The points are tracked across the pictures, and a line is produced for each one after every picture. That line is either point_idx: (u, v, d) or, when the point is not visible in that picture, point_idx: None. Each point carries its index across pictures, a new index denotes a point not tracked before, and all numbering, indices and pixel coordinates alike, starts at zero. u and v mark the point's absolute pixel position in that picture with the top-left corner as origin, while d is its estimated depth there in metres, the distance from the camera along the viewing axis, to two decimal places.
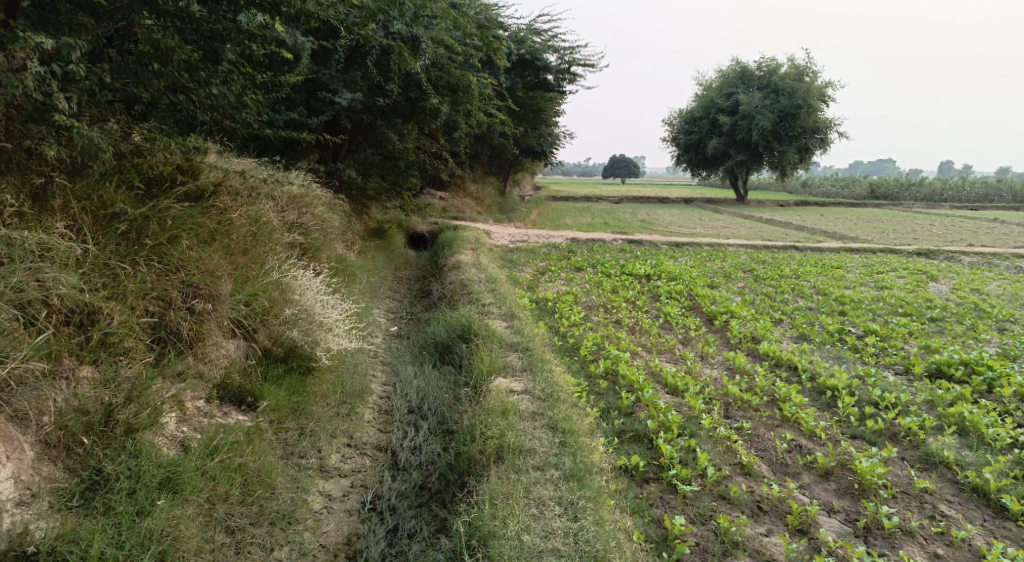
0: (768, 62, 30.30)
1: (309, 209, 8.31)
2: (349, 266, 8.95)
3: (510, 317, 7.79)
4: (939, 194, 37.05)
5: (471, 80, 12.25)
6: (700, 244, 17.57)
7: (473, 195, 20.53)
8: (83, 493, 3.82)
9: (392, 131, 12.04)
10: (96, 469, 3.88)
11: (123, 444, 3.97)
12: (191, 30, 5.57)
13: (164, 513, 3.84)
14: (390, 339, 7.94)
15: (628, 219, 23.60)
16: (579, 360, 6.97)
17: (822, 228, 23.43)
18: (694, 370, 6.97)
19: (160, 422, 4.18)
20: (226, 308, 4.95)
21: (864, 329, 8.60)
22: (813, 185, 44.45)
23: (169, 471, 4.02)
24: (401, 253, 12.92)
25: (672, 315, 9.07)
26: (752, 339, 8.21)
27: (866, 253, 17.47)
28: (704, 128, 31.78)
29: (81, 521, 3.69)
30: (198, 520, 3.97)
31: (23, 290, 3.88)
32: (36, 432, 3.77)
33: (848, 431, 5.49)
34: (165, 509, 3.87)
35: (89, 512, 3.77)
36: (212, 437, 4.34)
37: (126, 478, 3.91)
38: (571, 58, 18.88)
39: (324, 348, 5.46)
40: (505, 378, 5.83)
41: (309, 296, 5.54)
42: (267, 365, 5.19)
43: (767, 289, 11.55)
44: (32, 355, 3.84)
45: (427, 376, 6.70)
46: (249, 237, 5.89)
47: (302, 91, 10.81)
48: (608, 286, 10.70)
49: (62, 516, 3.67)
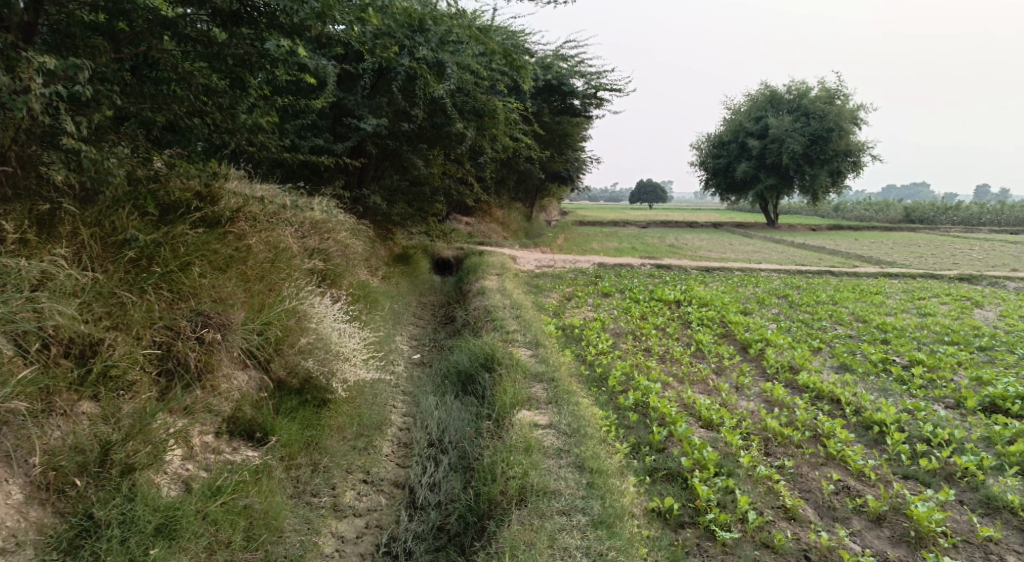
0: (798, 85, 29.88)
1: (331, 235, 8.18)
2: (371, 293, 8.79)
3: (535, 345, 7.52)
4: (977, 218, 36.03)
5: (496, 105, 12.12)
6: (731, 269, 17.16)
7: (499, 220, 20.39)
8: (72, 540, 3.61)
9: (417, 157, 11.93)
10: (86, 514, 3.67)
11: (119, 486, 3.77)
12: (211, 54, 5.48)
13: None
14: (412, 367, 7.74)
15: (656, 243, 23.26)
16: (607, 391, 6.67)
17: (857, 253, 22.84)
18: (729, 402, 6.62)
19: (162, 460, 3.98)
20: (238, 337, 4.75)
21: (909, 359, 8.17)
22: (845, 209, 43.65)
23: (166, 516, 3.80)
24: (425, 278, 12.76)
25: (704, 344, 8.72)
26: (790, 370, 7.83)
27: (905, 278, 16.90)
28: (733, 152, 31.40)
29: None
30: None
31: (17, 322, 3.71)
32: (25, 474, 3.59)
33: (899, 470, 5.10)
34: (159, 558, 3.66)
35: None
36: (216, 477, 4.13)
37: (119, 524, 3.71)
38: (598, 82, 18.75)
39: (340, 379, 5.22)
40: (529, 411, 5.54)
41: (325, 324, 5.33)
42: (282, 397, 4.98)
43: (803, 315, 11.14)
44: (17, 393, 3.64)
45: (448, 408, 6.46)
46: (266, 264, 5.72)
47: (328, 117, 10.77)
48: (636, 312, 10.39)
49: None
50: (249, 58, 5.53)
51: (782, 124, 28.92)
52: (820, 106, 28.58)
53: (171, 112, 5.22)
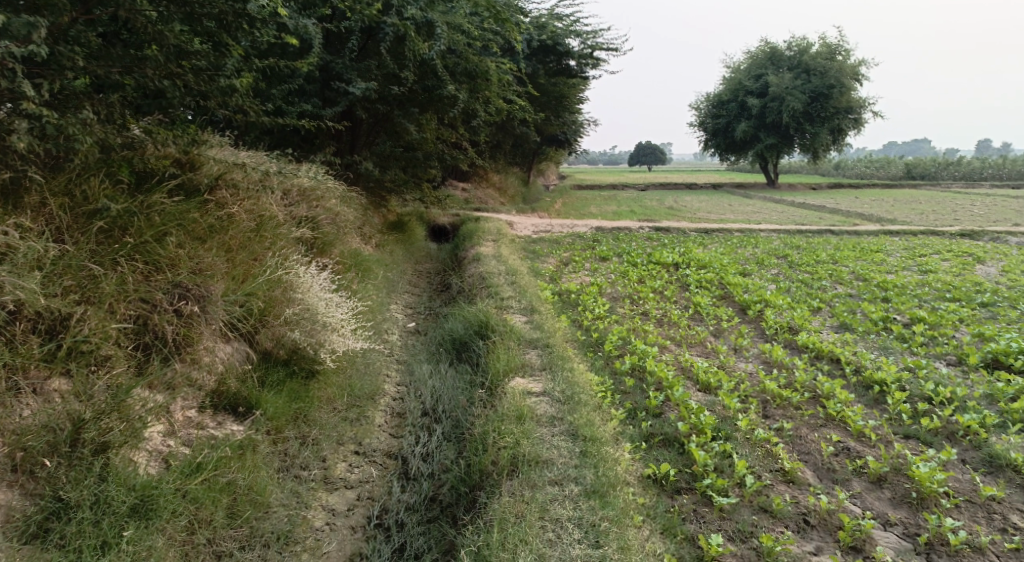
0: (798, 41, 29.37)
1: (320, 203, 8.01)
2: (363, 261, 8.65)
3: (530, 311, 7.40)
4: (978, 173, 35.62)
5: (489, 66, 11.81)
6: (730, 230, 16.99)
7: (496, 186, 20.13)
8: (42, 523, 3.52)
9: (409, 122, 11.67)
10: (57, 496, 3.57)
11: (92, 465, 3.67)
12: (185, 14, 5.23)
13: (133, 545, 3.55)
14: (406, 335, 7.63)
15: (655, 206, 23.06)
16: (604, 356, 6.57)
17: (857, 211, 22.62)
18: (728, 364, 6.51)
19: (140, 437, 3.88)
20: (219, 309, 4.64)
21: (910, 317, 8.06)
22: (846, 168, 43.25)
23: (142, 496, 3.71)
24: (420, 246, 12.61)
25: (702, 306, 8.60)
26: (790, 331, 7.72)
27: (906, 235, 16.72)
28: (731, 112, 30.95)
29: (37, 555, 3.40)
30: (173, 551, 3.66)
31: None
32: None
33: (900, 430, 5.01)
34: (134, 539, 3.57)
35: (48, 545, 3.47)
36: (197, 453, 4.04)
37: (92, 506, 3.60)
38: (594, 42, 18.33)
39: (328, 350, 5.09)
40: (523, 379, 5.43)
41: (312, 294, 5.17)
42: (269, 370, 4.87)
43: (803, 275, 11.00)
44: None
45: (443, 376, 6.36)
46: (250, 233, 5.57)
47: (317, 81, 10.39)
48: (634, 276, 10.25)
49: (15, 549, 3.37)
50: (224, 18, 5.29)
51: (782, 82, 28.41)
52: (820, 62, 28.07)
53: (144, 76, 5.00)
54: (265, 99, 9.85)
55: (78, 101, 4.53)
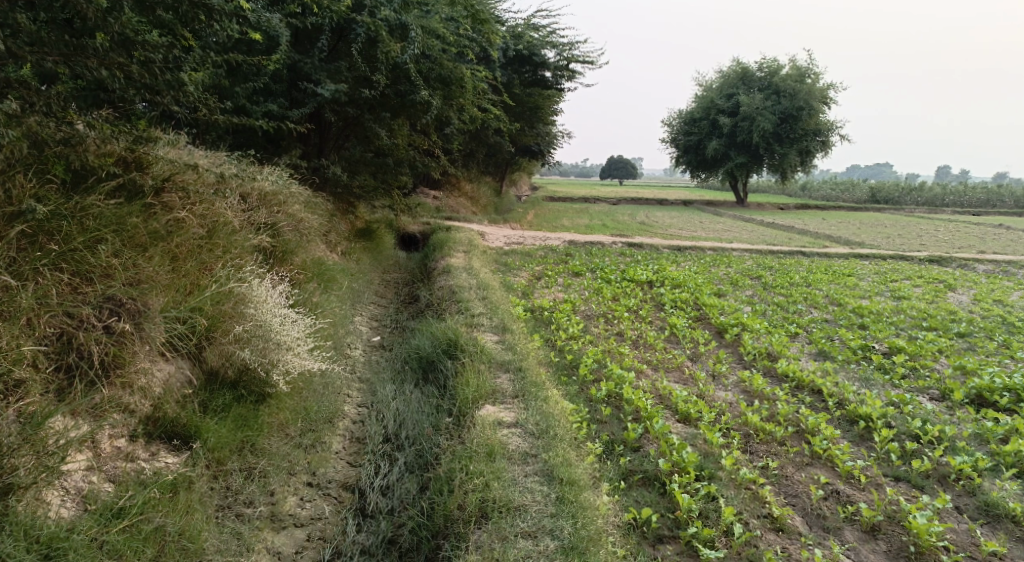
0: (769, 63, 29.60)
1: (282, 208, 7.56)
2: (327, 270, 8.23)
3: (501, 329, 7.04)
4: (941, 199, 36.26)
5: (464, 73, 11.48)
6: (702, 248, 16.85)
7: (468, 195, 19.74)
8: None
9: (381, 127, 11.25)
10: None
11: None
12: (135, 1, 4.79)
13: None
14: (370, 351, 7.22)
15: (628, 221, 22.89)
16: (578, 381, 6.22)
17: (826, 233, 22.74)
18: (707, 393, 6.22)
19: (55, 475, 3.43)
20: (158, 325, 4.21)
21: (889, 345, 7.88)
22: (814, 189, 43.82)
23: (49, 548, 3.25)
24: (389, 255, 12.19)
25: (678, 328, 8.33)
26: (768, 357, 7.48)
27: (876, 260, 16.75)
28: (704, 130, 31.06)
29: None
30: None
31: None
32: None
33: (890, 471, 4.80)
34: None
35: None
36: (121, 495, 3.60)
37: None
38: (570, 54, 18.13)
39: (282, 371, 4.66)
40: (493, 406, 5.06)
41: (265, 310, 4.73)
42: (214, 393, 4.44)
43: (778, 298, 10.82)
44: None
45: (407, 398, 5.97)
46: (201, 242, 5.14)
47: (284, 81, 9.93)
48: (608, 293, 9.96)
49: None
50: (179, 6, 4.87)
51: (753, 102, 28.56)
52: (791, 84, 28.32)
53: (86, 65, 4.55)
54: (228, 97, 9.37)
55: (6, 89, 4.06)
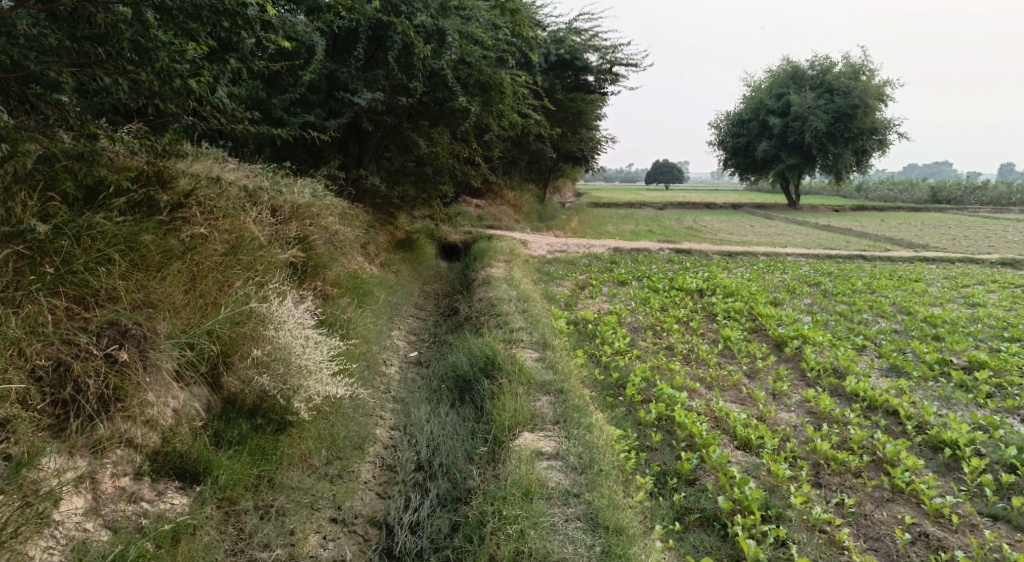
0: (821, 60, 28.51)
1: (315, 220, 7.30)
2: (362, 284, 7.95)
3: (543, 345, 6.62)
4: (1007, 198, 34.44)
5: (504, 78, 11.13)
6: (755, 253, 16.14)
7: (510, 203, 19.39)
8: None
9: (419, 135, 10.98)
10: None
11: None
12: (154, 8, 4.54)
13: None
14: (407, 367, 6.90)
15: (675, 226, 22.23)
16: (625, 402, 5.77)
17: (886, 235, 21.69)
18: (768, 415, 5.69)
19: (42, 524, 3.23)
20: (166, 353, 3.93)
21: (969, 359, 7.20)
22: (870, 189, 42.18)
23: None
24: (430, 265, 11.92)
25: (733, 341, 7.79)
26: (834, 373, 6.88)
27: (943, 263, 15.79)
28: (753, 131, 30.11)
29: None
30: None
31: None
32: None
33: (985, 509, 4.28)
34: None
35: None
36: (114, 546, 3.37)
37: None
38: (613, 56, 17.62)
39: (303, 398, 4.34)
40: (533, 433, 4.65)
41: (286, 330, 4.41)
42: (231, 422, 4.19)
43: (840, 306, 10.14)
44: None
45: (443, 420, 5.61)
46: (224, 258, 4.88)
47: (321, 91, 9.71)
48: (656, 303, 9.45)
49: None
50: (199, 12, 4.59)
51: (804, 101, 27.57)
52: (844, 82, 27.23)
53: (101, 77, 4.30)
54: (264, 109, 9.18)
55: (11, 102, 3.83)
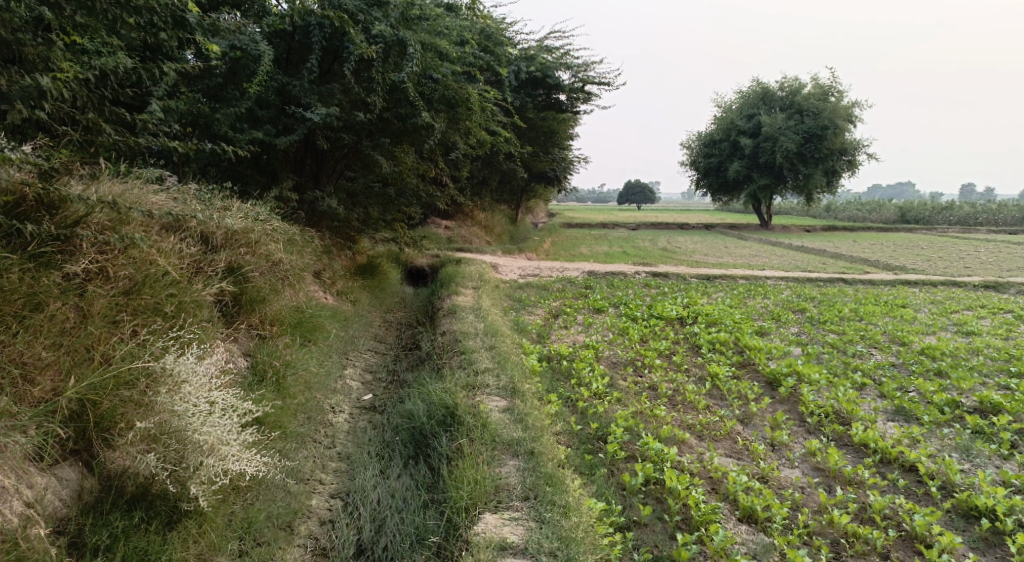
0: (791, 82, 28.32)
1: (252, 249, 6.38)
2: (309, 317, 7.03)
3: (511, 392, 5.77)
4: (974, 218, 34.58)
5: (471, 92, 10.35)
6: (733, 276, 15.51)
7: (480, 225, 18.59)
8: None
9: (380, 154, 10.10)
10: None
11: None
12: None
13: None
14: (358, 415, 5.99)
15: (649, 247, 21.57)
16: (606, 462, 4.94)
17: (861, 256, 21.29)
18: (771, 475, 4.90)
19: None
20: (11, 438, 3.27)
21: (981, 400, 6.52)
22: (839, 209, 42.20)
23: None
24: (393, 292, 11.03)
25: (721, 380, 7.00)
26: (837, 418, 6.13)
27: (925, 287, 15.28)
28: (724, 151, 29.78)
29: None
30: None
31: None
32: None
33: None
34: None
35: None
36: None
37: None
38: (586, 75, 17.02)
39: (201, 483, 3.64)
40: (495, 515, 3.99)
41: (181, 399, 3.68)
42: (106, 514, 3.54)
43: (829, 336, 9.45)
44: None
45: (391, 485, 4.71)
46: (116, 302, 4.15)
47: (271, 105, 8.82)
48: (635, 334, 8.67)
49: None
50: None
51: (775, 121, 27.30)
52: (814, 102, 27.07)
53: None
54: (205, 124, 8.22)
55: None
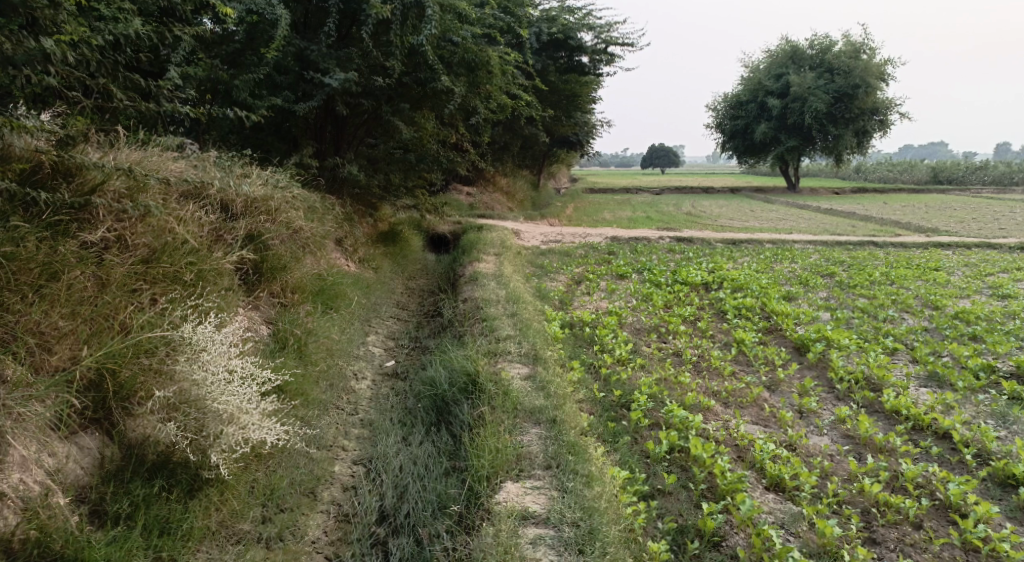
0: (821, 39, 27.46)
1: (272, 216, 6.33)
2: (331, 285, 6.99)
3: (533, 360, 5.71)
4: (1009, 178, 33.59)
5: (491, 55, 10.11)
6: (759, 240, 15.24)
7: (502, 190, 18.43)
8: None
9: (400, 119, 9.94)
10: None
11: None
12: None
13: None
14: (381, 382, 5.97)
15: (673, 212, 21.26)
16: (629, 429, 4.87)
17: (891, 218, 20.80)
18: (799, 442, 4.80)
19: None
20: (30, 406, 3.28)
21: (1018, 365, 6.32)
22: (869, 171, 41.27)
23: None
24: (415, 259, 10.97)
25: (747, 346, 6.88)
26: (867, 385, 5.99)
27: (959, 250, 14.88)
28: (751, 113, 29.12)
29: None
30: None
31: None
32: None
33: None
34: None
35: None
36: None
37: None
38: (609, 36, 16.63)
39: (221, 451, 3.66)
40: (517, 484, 3.96)
41: (200, 367, 3.70)
42: (127, 483, 3.55)
43: (859, 300, 9.24)
44: None
45: (411, 451, 4.71)
46: (134, 270, 4.14)
47: (289, 70, 8.68)
48: (659, 300, 8.53)
49: None
50: None
51: (804, 80, 26.56)
52: (845, 61, 26.24)
53: None
54: (224, 91, 8.11)
55: None
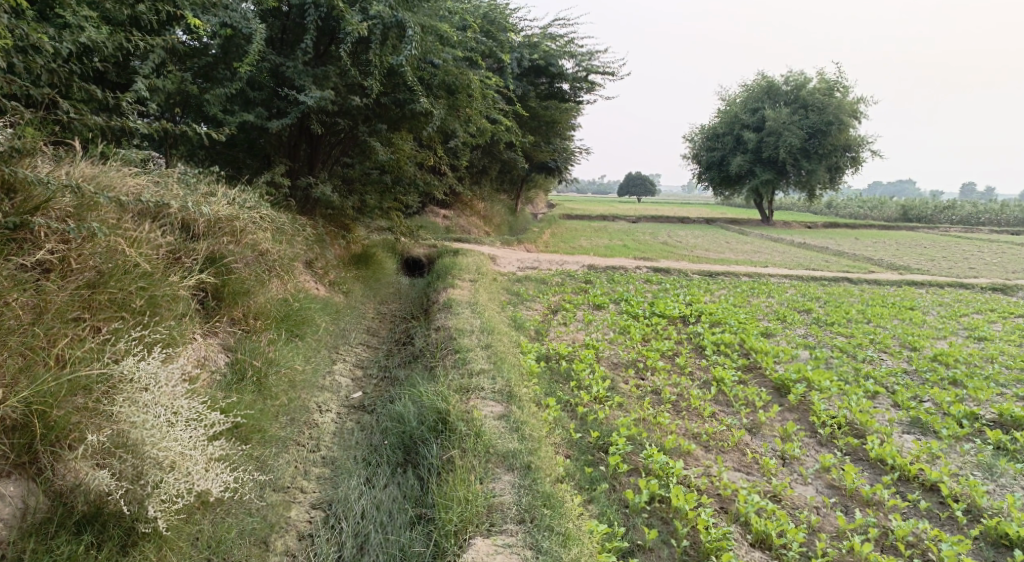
0: (795, 76, 27.78)
1: (237, 238, 6.01)
2: (298, 310, 6.66)
3: (507, 397, 5.43)
4: (976, 218, 34.27)
5: (472, 79, 9.93)
6: (736, 273, 15.17)
7: (479, 215, 18.23)
8: None
9: (377, 140, 9.68)
10: None
11: None
12: None
13: None
14: (346, 415, 5.58)
15: (650, 241, 21.20)
16: (608, 475, 4.60)
17: (864, 254, 20.98)
18: (784, 493, 4.58)
19: None
20: None
21: (1001, 412, 6.19)
22: (840, 206, 41.85)
23: None
24: (388, 283, 10.67)
25: (727, 385, 6.67)
26: (850, 430, 5.79)
27: (932, 288, 14.94)
28: (727, 145, 29.39)
29: None
30: None
31: None
32: None
33: None
34: None
35: None
36: None
37: None
38: (589, 64, 16.61)
39: (159, 503, 3.50)
40: (487, 540, 3.76)
41: (136, 409, 3.54)
42: (51, 539, 3.37)
43: (837, 339, 9.11)
44: None
45: (374, 494, 4.40)
46: (76, 297, 3.92)
47: (263, 87, 8.40)
48: (637, 333, 8.32)
49: None
50: None
51: (779, 116, 26.87)
52: (819, 98, 26.56)
53: None
54: (193, 105, 7.81)
55: None
